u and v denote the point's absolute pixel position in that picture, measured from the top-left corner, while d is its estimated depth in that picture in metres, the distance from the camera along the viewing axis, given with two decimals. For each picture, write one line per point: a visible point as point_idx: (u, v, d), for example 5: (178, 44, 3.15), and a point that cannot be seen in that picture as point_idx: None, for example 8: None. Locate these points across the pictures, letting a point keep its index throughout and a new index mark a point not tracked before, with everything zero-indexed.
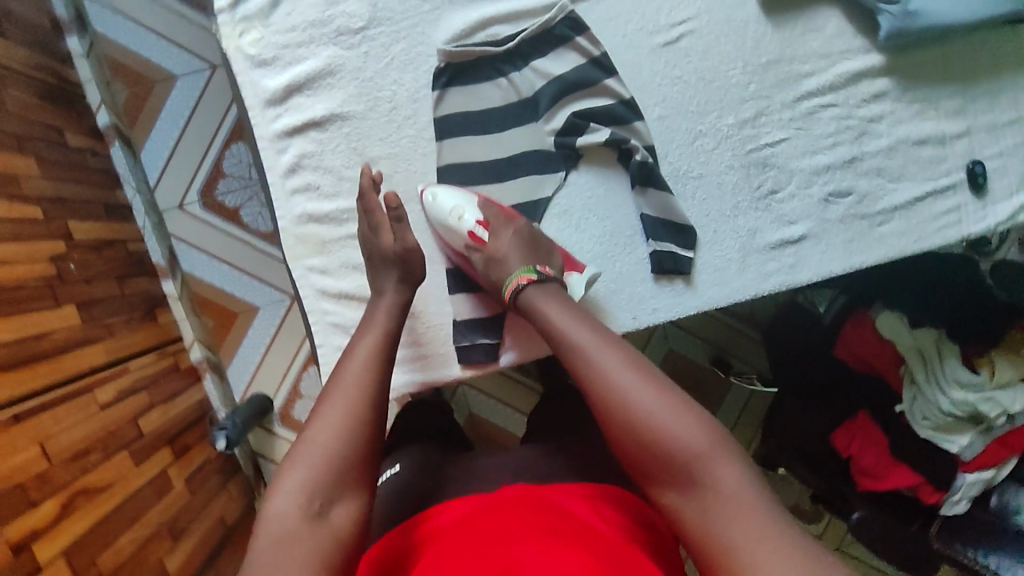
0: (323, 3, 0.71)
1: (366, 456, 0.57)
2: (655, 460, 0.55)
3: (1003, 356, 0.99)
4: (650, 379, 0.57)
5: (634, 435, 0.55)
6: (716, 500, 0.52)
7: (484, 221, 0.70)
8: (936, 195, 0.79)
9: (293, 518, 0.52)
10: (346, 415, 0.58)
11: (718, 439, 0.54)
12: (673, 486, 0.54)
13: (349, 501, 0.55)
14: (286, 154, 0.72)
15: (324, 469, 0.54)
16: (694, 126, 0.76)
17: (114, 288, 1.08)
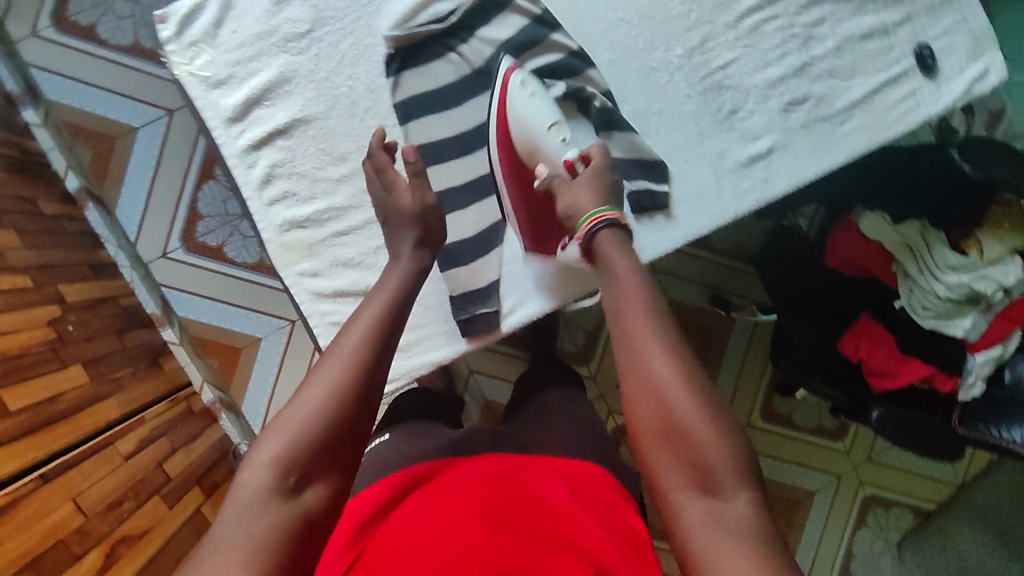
0: (266, 13, 0.71)
1: (345, 442, 0.56)
2: (679, 461, 0.53)
3: (989, 234, 1.02)
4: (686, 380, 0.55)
5: (665, 435, 0.54)
6: (719, 514, 0.50)
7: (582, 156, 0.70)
8: (891, 84, 0.81)
9: (261, 491, 0.51)
10: (336, 397, 0.56)
11: (740, 465, 0.53)
12: (692, 491, 0.52)
13: (323, 483, 0.54)
14: (257, 167, 0.72)
15: (306, 447, 0.54)
16: (646, 64, 0.78)
17: (115, 343, 1.09)
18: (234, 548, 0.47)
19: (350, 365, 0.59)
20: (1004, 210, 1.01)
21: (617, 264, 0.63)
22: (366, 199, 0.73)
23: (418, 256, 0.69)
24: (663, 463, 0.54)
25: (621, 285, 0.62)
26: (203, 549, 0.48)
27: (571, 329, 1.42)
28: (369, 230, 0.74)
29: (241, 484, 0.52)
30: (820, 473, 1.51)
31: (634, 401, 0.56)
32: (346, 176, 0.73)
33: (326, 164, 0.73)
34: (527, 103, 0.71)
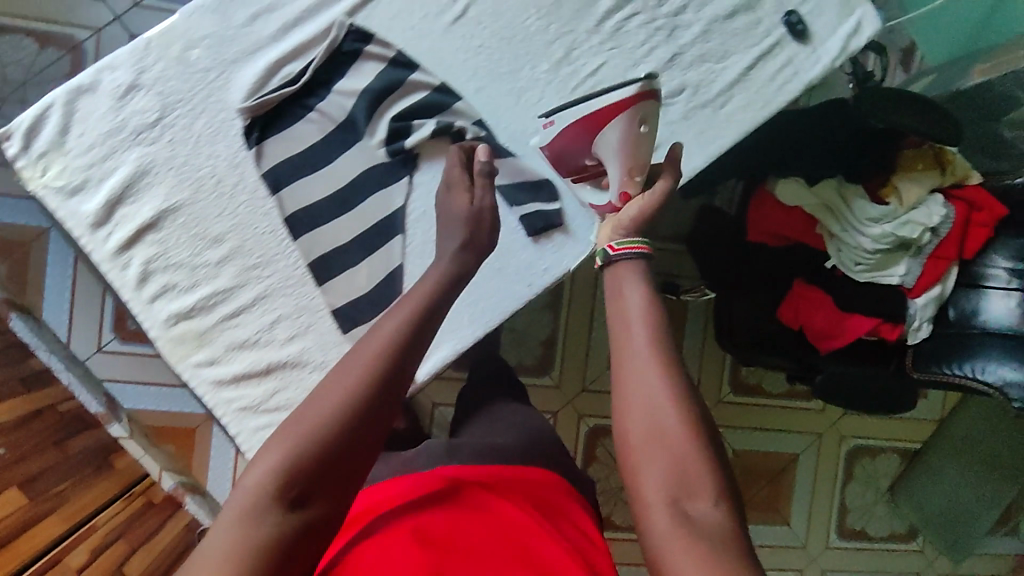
0: (111, 109, 0.69)
1: (355, 459, 0.50)
2: (662, 468, 0.49)
3: (904, 179, 1.02)
4: (681, 392, 0.52)
5: (655, 446, 0.50)
6: (700, 534, 0.46)
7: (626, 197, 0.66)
8: (765, 58, 0.80)
9: (254, 507, 0.46)
10: (351, 409, 0.51)
11: (720, 478, 0.49)
12: (668, 497, 0.48)
13: (323, 501, 0.48)
14: (131, 267, 0.70)
15: (309, 456, 0.48)
16: (514, 85, 0.76)
17: (55, 456, 1.06)
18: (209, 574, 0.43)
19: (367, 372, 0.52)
20: (916, 152, 1.03)
21: (627, 282, 0.59)
22: (250, 275, 0.72)
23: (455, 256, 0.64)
24: (649, 470, 0.49)
25: (629, 299, 0.58)
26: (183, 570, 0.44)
27: (526, 342, 1.40)
28: (259, 307, 0.73)
29: (234, 491, 0.47)
30: (800, 434, 1.50)
31: (627, 412, 0.52)
32: (225, 257, 0.72)
33: (204, 250, 0.71)
34: (619, 131, 0.66)
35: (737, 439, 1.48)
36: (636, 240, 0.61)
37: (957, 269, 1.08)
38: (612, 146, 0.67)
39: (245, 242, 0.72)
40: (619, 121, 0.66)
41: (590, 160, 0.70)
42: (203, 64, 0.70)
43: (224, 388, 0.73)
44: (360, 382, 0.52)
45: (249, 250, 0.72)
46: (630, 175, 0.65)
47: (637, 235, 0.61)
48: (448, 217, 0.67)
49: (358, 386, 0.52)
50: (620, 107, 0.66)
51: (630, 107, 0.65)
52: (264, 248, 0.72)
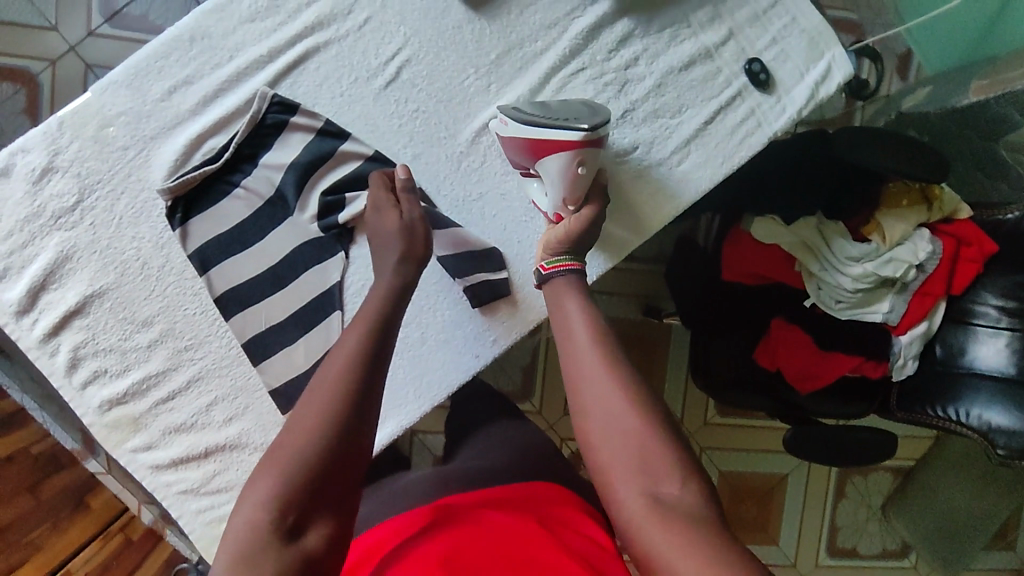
0: (27, 194, 0.66)
1: (341, 480, 0.52)
2: (622, 456, 0.50)
3: (889, 215, 0.96)
4: (626, 386, 0.53)
5: (611, 439, 0.51)
6: (673, 513, 0.47)
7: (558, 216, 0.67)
8: (725, 111, 0.75)
9: (257, 533, 0.47)
10: (324, 435, 0.52)
11: (677, 450, 0.50)
12: (633, 480, 0.49)
13: (323, 523, 0.50)
14: (60, 353, 0.69)
15: (297, 482, 0.50)
16: (454, 149, 0.72)
17: (27, 502, 1.06)
18: None
19: (334, 396, 0.55)
20: (903, 187, 0.96)
21: (564, 298, 0.61)
22: (182, 358, 0.70)
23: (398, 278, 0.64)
24: (612, 462, 0.50)
25: (570, 324, 0.58)
26: None
27: (505, 370, 1.37)
28: (195, 390, 0.70)
29: (234, 523, 0.49)
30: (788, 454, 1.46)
31: (582, 416, 0.53)
32: (155, 341, 0.69)
33: (133, 334, 0.69)
34: (561, 166, 0.62)
35: (722, 461, 1.44)
36: (566, 257, 0.64)
37: (945, 304, 1.03)
38: (553, 174, 0.63)
39: (175, 325, 0.70)
40: (559, 158, 0.62)
41: (529, 170, 0.67)
42: (122, 142, 0.67)
43: (163, 471, 0.71)
44: (328, 405, 0.54)
45: (180, 332, 0.70)
46: (566, 204, 0.65)
47: (563, 254, 0.64)
48: (380, 239, 0.66)
49: (327, 410, 0.54)
50: (562, 144, 0.61)
51: (575, 148, 0.61)
52: (195, 330, 0.70)
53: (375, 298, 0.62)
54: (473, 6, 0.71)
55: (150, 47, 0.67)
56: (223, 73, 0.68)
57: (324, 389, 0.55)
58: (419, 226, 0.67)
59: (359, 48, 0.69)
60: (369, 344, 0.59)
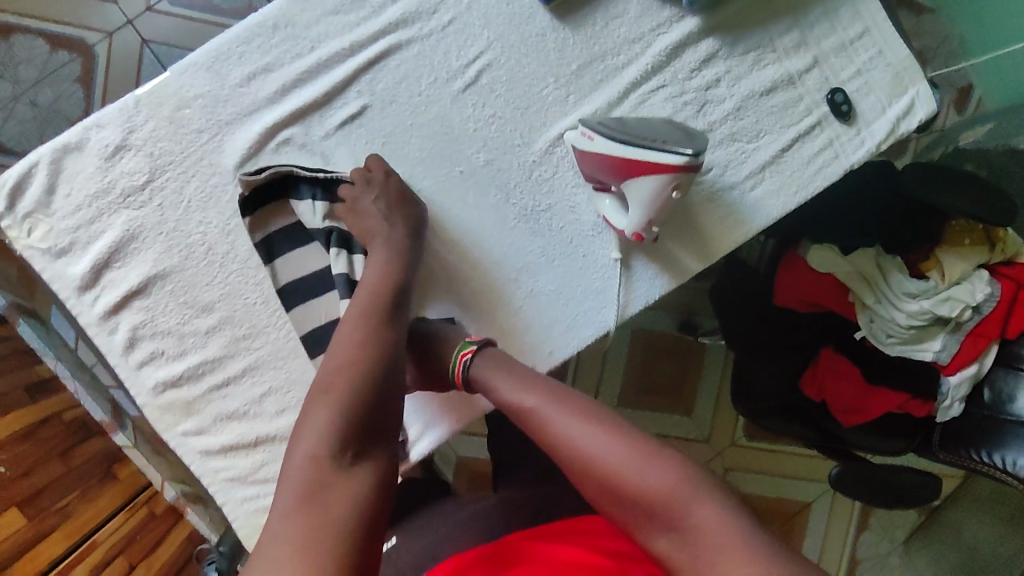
0: (98, 170, 0.66)
1: (385, 424, 0.54)
2: (636, 514, 0.52)
3: (950, 254, 0.94)
4: (620, 442, 0.55)
5: (618, 504, 0.53)
6: (705, 540, 0.48)
7: (637, 235, 0.64)
8: (804, 139, 0.73)
9: (322, 461, 0.49)
10: (362, 376, 0.55)
11: (689, 480, 0.52)
12: (659, 527, 0.51)
13: (379, 453, 0.52)
14: (118, 332, 0.68)
15: (353, 413, 0.52)
16: (527, 158, 0.71)
17: (59, 467, 1.08)
18: (305, 527, 0.44)
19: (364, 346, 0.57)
20: (966, 227, 0.95)
21: (519, 384, 0.62)
22: (240, 346, 0.69)
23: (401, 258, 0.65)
24: (630, 525, 0.52)
25: (534, 408, 0.59)
26: (270, 530, 0.45)
27: None
28: (249, 378, 0.70)
29: (297, 455, 0.50)
30: (810, 483, 1.44)
31: (589, 485, 0.54)
32: (214, 327, 0.69)
33: (192, 319, 0.68)
34: (652, 193, 0.60)
35: (747, 483, 1.42)
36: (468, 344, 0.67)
37: (997, 348, 1.01)
38: (644, 193, 0.60)
39: (235, 313, 0.69)
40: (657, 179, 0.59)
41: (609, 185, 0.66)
42: (197, 125, 0.66)
43: (213, 457, 0.70)
44: (361, 349, 0.57)
45: (239, 321, 0.69)
46: (649, 225, 0.62)
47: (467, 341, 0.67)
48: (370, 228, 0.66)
49: (355, 361, 0.56)
50: (664, 165, 0.58)
51: (675, 172, 0.57)
52: (254, 319, 0.69)
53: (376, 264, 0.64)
54: (559, 15, 0.70)
55: (233, 32, 0.66)
56: (303, 63, 0.67)
57: (353, 340, 0.58)
58: (409, 201, 0.67)
59: (439, 47, 0.68)
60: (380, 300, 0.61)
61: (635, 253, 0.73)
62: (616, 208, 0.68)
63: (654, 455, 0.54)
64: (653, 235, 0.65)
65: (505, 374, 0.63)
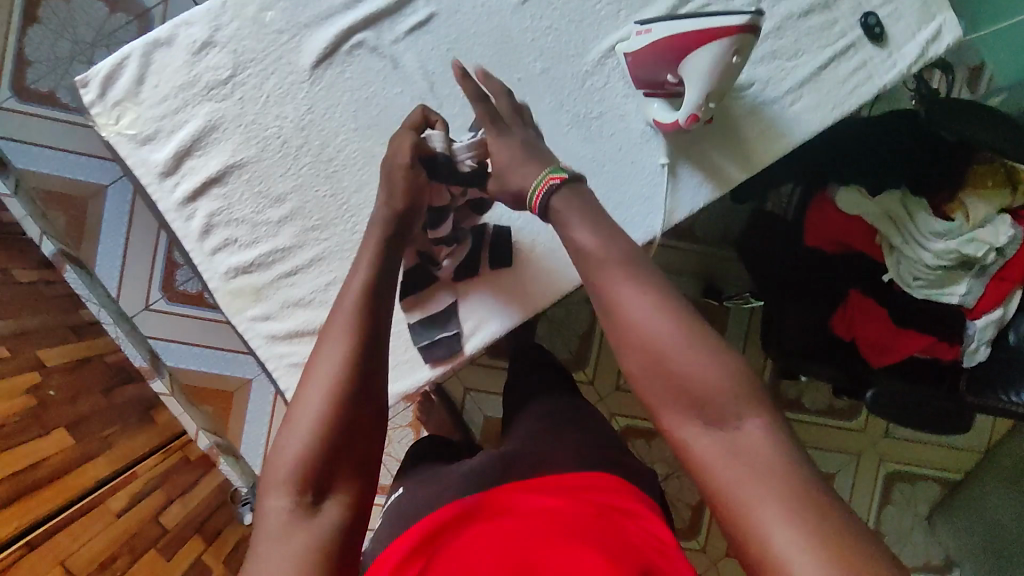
0: (186, 64, 0.70)
1: (357, 442, 0.55)
2: (676, 404, 0.52)
3: (973, 195, 0.98)
4: (680, 324, 0.54)
5: (661, 386, 0.53)
6: (742, 449, 0.49)
7: (692, 118, 0.68)
8: (840, 57, 0.78)
9: (287, 502, 0.51)
10: (333, 393, 0.55)
11: (742, 390, 0.51)
12: (700, 421, 0.51)
13: (344, 483, 0.54)
14: (195, 218, 0.72)
15: (317, 441, 0.53)
16: (580, 67, 0.75)
17: (102, 401, 1.10)
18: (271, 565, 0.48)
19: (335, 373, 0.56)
20: (988, 167, 0.98)
21: (590, 233, 0.60)
22: (309, 237, 0.73)
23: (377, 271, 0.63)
24: (664, 413, 0.53)
25: (601, 272, 0.58)
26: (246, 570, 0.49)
27: (562, 334, 1.38)
28: (316, 269, 0.73)
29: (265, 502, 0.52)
30: (840, 453, 1.47)
31: (638, 353, 0.54)
32: (286, 217, 0.73)
33: (265, 209, 0.72)
34: (713, 62, 0.63)
35: (817, 459, 1.46)
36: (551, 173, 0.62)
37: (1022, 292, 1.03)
38: (701, 67, 0.64)
39: (306, 205, 0.73)
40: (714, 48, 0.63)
41: (664, 81, 0.69)
42: (278, 26, 0.71)
43: (278, 344, 0.73)
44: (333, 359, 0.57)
45: (309, 213, 0.73)
46: (705, 101, 0.66)
47: (551, 166, 0.63)
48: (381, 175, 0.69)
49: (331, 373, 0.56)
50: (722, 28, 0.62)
51: (735, 33, 0.62)
52: (325, 212, 0.73)
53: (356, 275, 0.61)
54: None
55: None
56: None
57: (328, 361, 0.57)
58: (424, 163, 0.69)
59: None
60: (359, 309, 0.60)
61: (680, 160, 0.77)
62: (666, 108, 0.73)
63: (715, 351, 0.53)
64: (707, 117, 0.69)
65: (581, 222, 0.60)
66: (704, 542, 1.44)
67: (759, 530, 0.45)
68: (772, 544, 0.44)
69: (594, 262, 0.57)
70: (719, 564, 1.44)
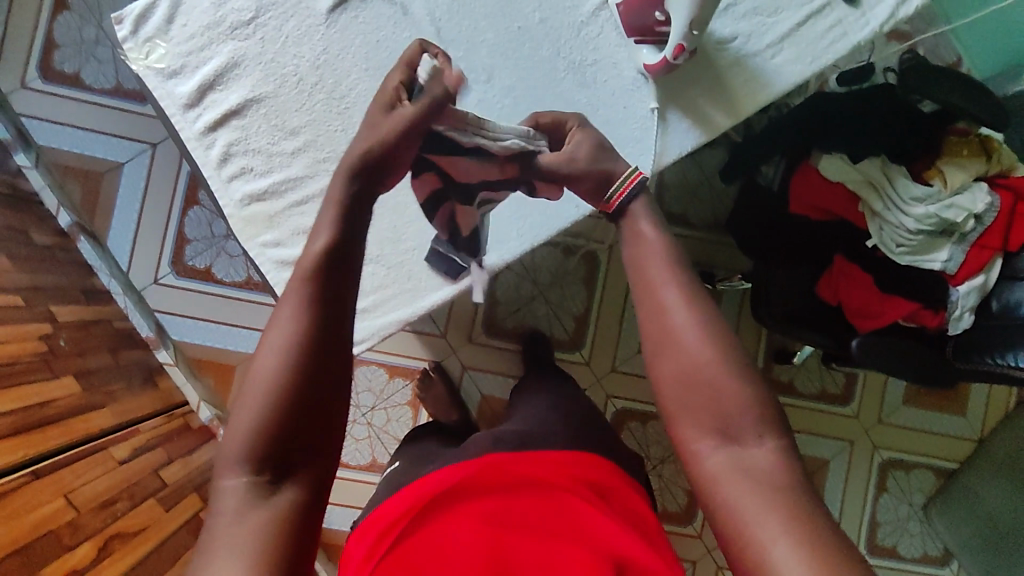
0: (212, 4, 0.76)
1: (314, 424, 0.52)
2: (699, 414, 0.54)
3: (950, 163, 1.04)
4: (714, 342, 0.56)
5: (686, 395, 0.55)
6: (750, 467, 0.51)
7: (678, 48, 0.74)
8: (817, 14, 0.83)
9: (239, 489, 0.49)
10: (285, 373, 0.51)
11: (762, 413, 0.54)
12: (714, 438, 0.53)
13: (302, 469, 0.51)
14: (215, 147, 0.77)
15: (272, 425, 0.50)
16: (576, 19, 0.81)
17: (108, 360, 1.13)
18: (225, 554, 0.46)
19: (292, 348, 0.52)
20: (961, 139, 1.06)
21: (645, 255, 0.63)
22: (320, 168, 0.77)
23: (340, 230, 0.59)
24: (684, 422, 0.55)
25: (653, 284, 0.61)
26: (200, 556, 0.47)
27: (559, 316, 1.41)
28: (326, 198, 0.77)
29: (219, 487, 0.50)
30: (832, 440, 1.50)
31: (671, 363, 0.56)
32: (299, 148, 0.77)
33: (280, 141, 0.77)
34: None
35: (807, 444, 1.50)
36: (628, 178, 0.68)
37: (1002, 261, 1.06)
38: None
39: (319, 138, 0.77)
40: None
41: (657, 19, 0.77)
42: None
43: (287, 269, 0.77)
44: (286, 335, 0.53)
45: (321, 146, 0.77)
46: (687, 30, 0.72)
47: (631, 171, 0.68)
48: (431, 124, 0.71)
49: (282, 351, 0.52)
50: None
51: None
52: (336, 146, 0.77)
53: (316, 239, 0.57)
54: None
55: None
56: None
57: (281, 336, 0.53)
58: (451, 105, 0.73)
59: None
60: (316, 275, 0.56)
61: (670, 106, 0.82)
62: (654, 52, 0.79)
63: (746, 373, 0.55)
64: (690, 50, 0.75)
65: (643, 247, 0.63)
66: (700, 529, 1.43)
67: (746, 540, 0.48)
68: (761, 545, 0.47)
69: (647, 280, 0.61)
70: (713, 553, 1.42)
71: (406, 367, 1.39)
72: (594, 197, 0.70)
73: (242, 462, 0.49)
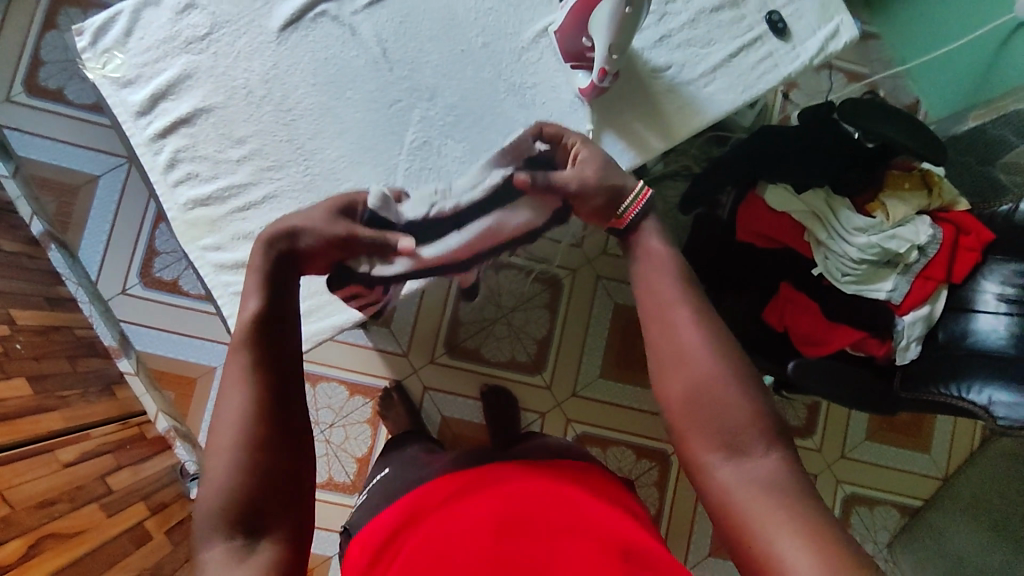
0: (169, 21, 0.81)
1: (282, 479, 0.54)
2: (705, 432, 0.56)
3: (891, 196, 1.08)
4: (719, 358, 0.58)
5: (691, 416, 0.57)
6: (761, 480, 0.53)
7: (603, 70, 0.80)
8: (748, 48, 0.88)
9: (221, 550, 0.51)
10: (244, 438, 0.54)
11: (765, 424, 0.56)
12: (724, 450, 0.55)
13: (277, 525, 0.53)
14: (163, 153, 0.80)
15: (243, 486, 0.52)
16: (517, 45, 0.86)
17: (65, 366, 1.13)
18: None
19: (246, 412, 0.55)
20: (904, 173, 1.09)
21: (658, 273, 0.65)
22: (263, 176, 0.80)
23: (267, 294, 0.61)
24: (693, 440, 0.56)
25: (661, 300, 0.63)
26: None
27: (520, 339, 1.43)
28: (267, 205, 0.80)
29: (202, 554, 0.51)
30: None
31: (677, 381, 0.58)
32: (244, 157, 0.80)
33: (227, 149, 0.80)
34: (611, 9, 0.75)
35: None
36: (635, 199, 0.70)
37: (947, 294, 1.08)
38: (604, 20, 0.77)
39: (264, 147, 0.81)
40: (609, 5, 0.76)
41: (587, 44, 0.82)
42: None
43: (225, 272, 0.78)
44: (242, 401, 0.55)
45: (266, 155, 0.80)
46: (608, 53, 0.78)
47: (641, 188, 0.70)
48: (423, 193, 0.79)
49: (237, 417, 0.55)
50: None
51: None
52: (280, 154, 0.81)
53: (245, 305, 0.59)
54: None
55: None
56: None
57: (233, 403, 0.55)
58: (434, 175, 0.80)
59: None
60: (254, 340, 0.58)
61: (605, 129, 0.85)
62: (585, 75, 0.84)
63: (744, 381, 0.57)
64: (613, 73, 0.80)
65: (656, 265, 0.66)
66: None
67: (761, 550, 0.50)
68: (772, 554, 0.49)
69: (654, 301, 0.63)
70: None
71: (367, 385, 1.40)
72: (603, 213, 0.71)
73: (219, 526, 0.51)
